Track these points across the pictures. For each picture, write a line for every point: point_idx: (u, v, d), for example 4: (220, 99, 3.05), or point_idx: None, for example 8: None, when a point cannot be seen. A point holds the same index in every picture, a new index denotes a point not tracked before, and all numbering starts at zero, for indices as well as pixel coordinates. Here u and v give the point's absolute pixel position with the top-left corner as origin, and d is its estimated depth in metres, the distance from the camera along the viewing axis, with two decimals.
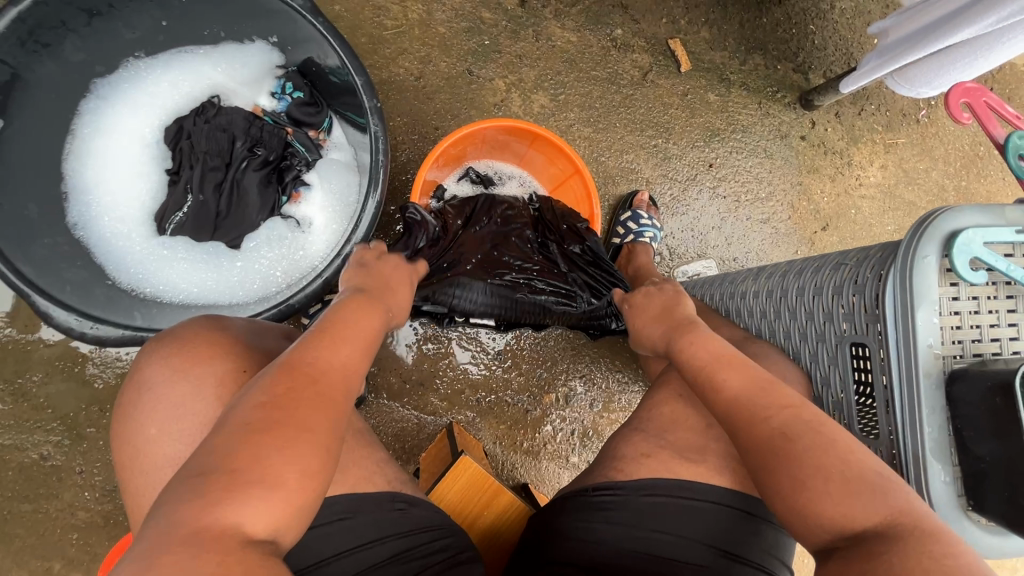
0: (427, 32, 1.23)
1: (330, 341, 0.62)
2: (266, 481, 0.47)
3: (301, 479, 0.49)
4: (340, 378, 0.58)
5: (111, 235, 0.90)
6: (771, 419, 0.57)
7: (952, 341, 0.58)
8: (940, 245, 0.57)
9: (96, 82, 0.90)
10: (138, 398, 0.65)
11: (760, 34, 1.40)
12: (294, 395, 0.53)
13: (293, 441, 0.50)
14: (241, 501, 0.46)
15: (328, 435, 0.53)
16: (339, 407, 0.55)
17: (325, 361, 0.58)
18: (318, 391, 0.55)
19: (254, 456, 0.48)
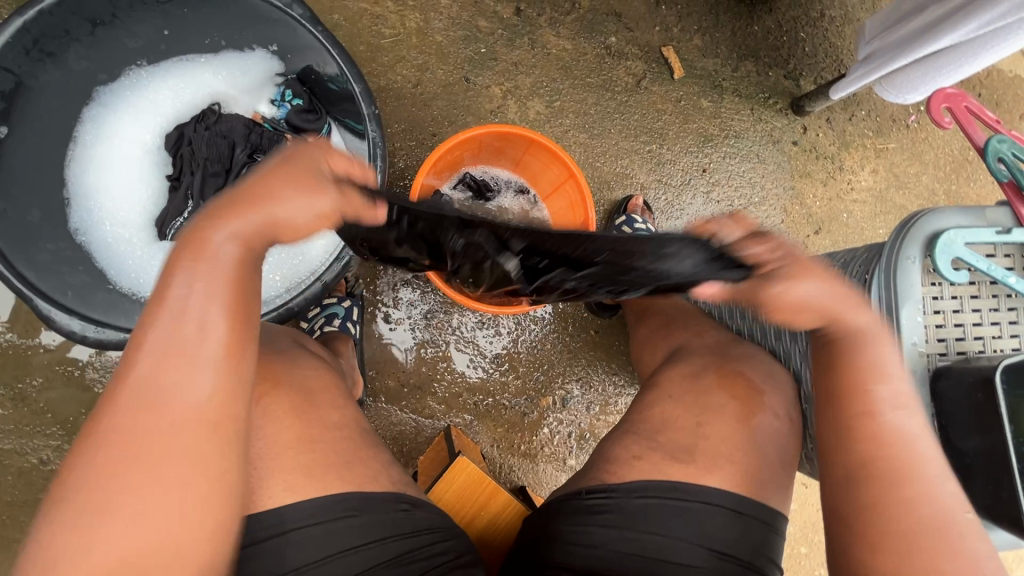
0: (424, 40, 1.25)
1: (167, 332, 0.46)
2: (42, 548, 0.43)
3: (140, 539, 0.44)
4: (147, 398, 0.45)
5: (112, 241, 0.91)
6: (872, 420, 0.54)
7: (936, 339, 0.59)
8: (923, 246, 0.59)
9: (98, 90, 0.91)
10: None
11: (752, 42, 1.43)
12: (107, 441, 0.44)
13: (120, 498, 0.44)
14: (61, 569, 0.42)
15: (178, 451, 0.45)
16: (183, 411, 0.46)
17: (163, 375, 0.46)
18: (147, 404, 0.45)
19: (82, 493, 0.44)
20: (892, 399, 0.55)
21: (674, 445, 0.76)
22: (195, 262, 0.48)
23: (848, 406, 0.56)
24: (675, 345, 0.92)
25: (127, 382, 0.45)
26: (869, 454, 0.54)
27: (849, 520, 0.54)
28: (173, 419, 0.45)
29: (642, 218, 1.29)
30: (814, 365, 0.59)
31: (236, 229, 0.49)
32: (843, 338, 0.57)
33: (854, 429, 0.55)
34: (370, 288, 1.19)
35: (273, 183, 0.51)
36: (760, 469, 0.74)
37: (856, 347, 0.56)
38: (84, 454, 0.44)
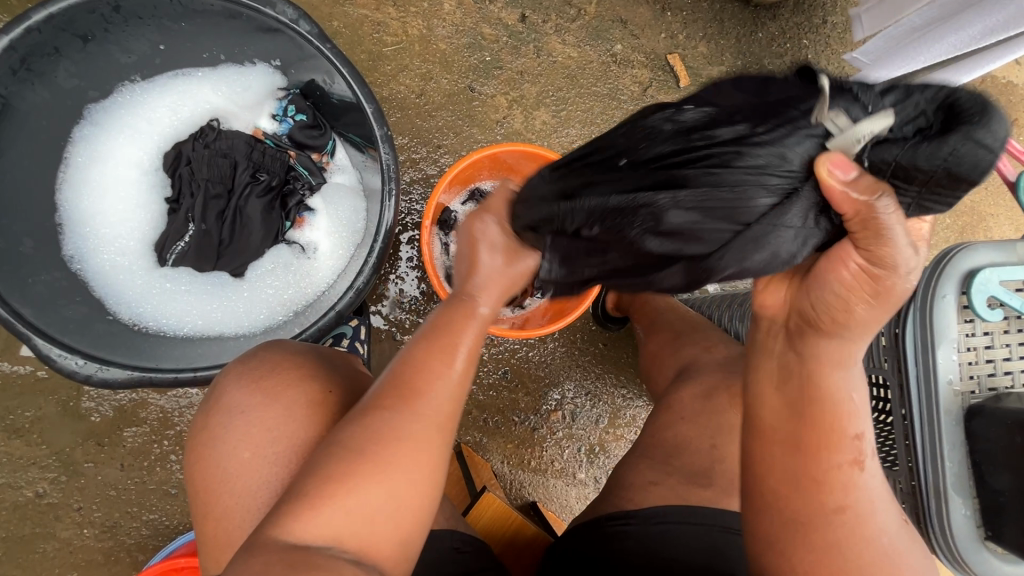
0: (427, 47, 1.21)
1: (443, 353, 0.59)
2: (300, 502, 0.52)
3: (380, 519, 0.53)
4: (418, 400, 0.56)
5: (110, 269, 0.87)
6: (829, 471, 0.52)
7: (968, 377, 0.59)
8: (959, 283, 0.58)
9: (88, 108, 0.87)
10: (228, 419, 0.67)
11: (756, 49, 1.42)
12: (380, 420, 0.55)
13: (364, 476, 0.52)
14: (303, 528, 0.50)
15: (407, 457, 0.54)
16: (416, 428, 0.55)
17: (433, 382, 0.57)
18: (396, 420, 0.55)
19: (333, 474, 0.52)
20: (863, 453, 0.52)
21: (695, 470, 0.75)
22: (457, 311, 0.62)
23: (823, 453, 0.52)
24: (681, 363, 0.91)
25: (407, 383, 0.57)
26: (835, 498, 0.52)
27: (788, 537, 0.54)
28: (433, 420, 0.56)
29: None
30: (790, 397, 0.53)
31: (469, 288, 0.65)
32: (811, 375, 0.52)
33: (818, 474, 0.52)
34: (377, 305, 1.13)
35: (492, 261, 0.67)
36: None
37: (826, 381, 0.52)
38: (354, 432, 0.55)
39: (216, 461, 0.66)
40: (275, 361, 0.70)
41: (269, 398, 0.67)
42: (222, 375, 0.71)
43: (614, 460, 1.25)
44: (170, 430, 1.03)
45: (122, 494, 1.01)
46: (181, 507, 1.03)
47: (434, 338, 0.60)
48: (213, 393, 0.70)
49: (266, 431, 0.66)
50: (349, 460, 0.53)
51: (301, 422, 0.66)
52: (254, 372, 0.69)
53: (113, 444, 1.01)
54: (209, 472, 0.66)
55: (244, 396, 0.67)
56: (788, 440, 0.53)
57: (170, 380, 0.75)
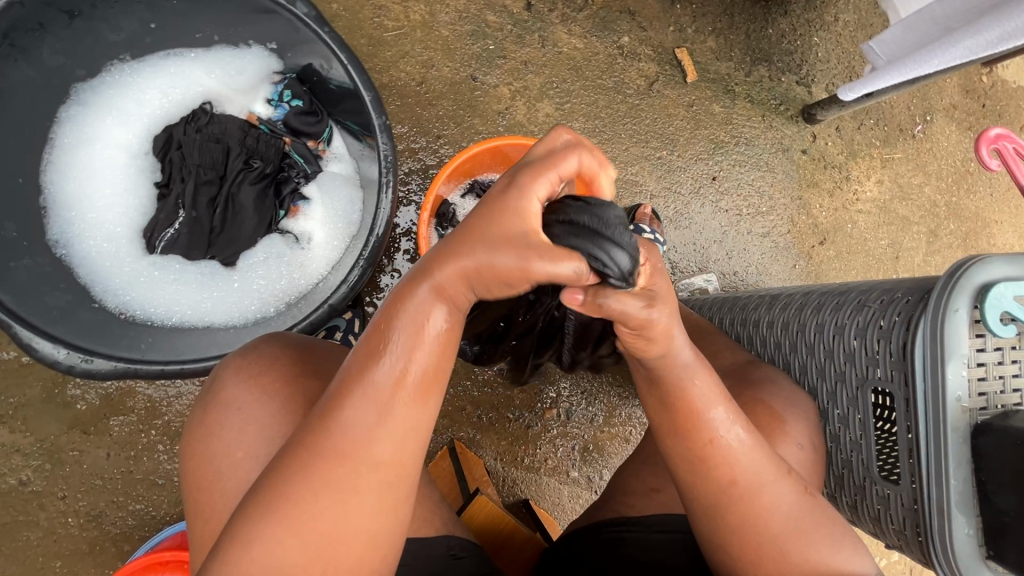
0: (429, 34, 1.18)
1: (392, 378, 0.49)
2: (235, 543, 0.48)
3: (312, 559, 0.48)
4: (355, 439, 0.49)
5: (96, 255, 0.84)
6: (706, 453, 0.57)
7: (977, 393, 0.58)
8: (972, 297, 0.57)
9: (75, 87, 0.83)
10: (225, 415, 0.65)
11: (765, 45, 1.39)
12: (304, 467, 0.49)
13: (292, 529, 0.48)
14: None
15: (340, 512, 0.49)
16: (349, 483, 0.49)
17: (374, 417, 0.49)
18: (325, 473, 0.48)
19: (262, 523, 0.48)
20: (723, 427, 0.56)
21: None
22: (414, 324, 0.49)
23: (696, 442, 0.57)
24: None
25: (338, 426, 0.49)
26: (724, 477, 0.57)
27: (719, 527, 0.58)
28: (370, 464, 0.49)
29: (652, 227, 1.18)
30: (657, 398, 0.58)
31: (446, 292, 0.49)
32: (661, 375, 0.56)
33: (699, 459, 0.57)
34: (371, 298, 1.11)
35: (488, 260, 0.47)
36: None
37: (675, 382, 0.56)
38: (280, 474, 0.49)
39: (211, 458, 0.64)
40: (273, 357, 0.68)
41: (268, 392, 0.66)
42: (222, 364, 0.70)
43: (608, 458, 1.24)
44: (158, 419, 1.01)
45: (108, 484, 0.99)
46: (168, 497, 1.01)
47: (379, 358, 0.49)
48: (212, 386, 0.68)
49: (265, 429, 0.64)
50: (276, 512, 0.48)
51: (300, 419, 0.64)
52: (248, 364, 0.67)
53: (99, 433, 1.00)
54: (205, 465, 0.64)
55: (239, 388, 0.66)
56: (677, 437, 0.58)
57: (155, 372, 0.72)
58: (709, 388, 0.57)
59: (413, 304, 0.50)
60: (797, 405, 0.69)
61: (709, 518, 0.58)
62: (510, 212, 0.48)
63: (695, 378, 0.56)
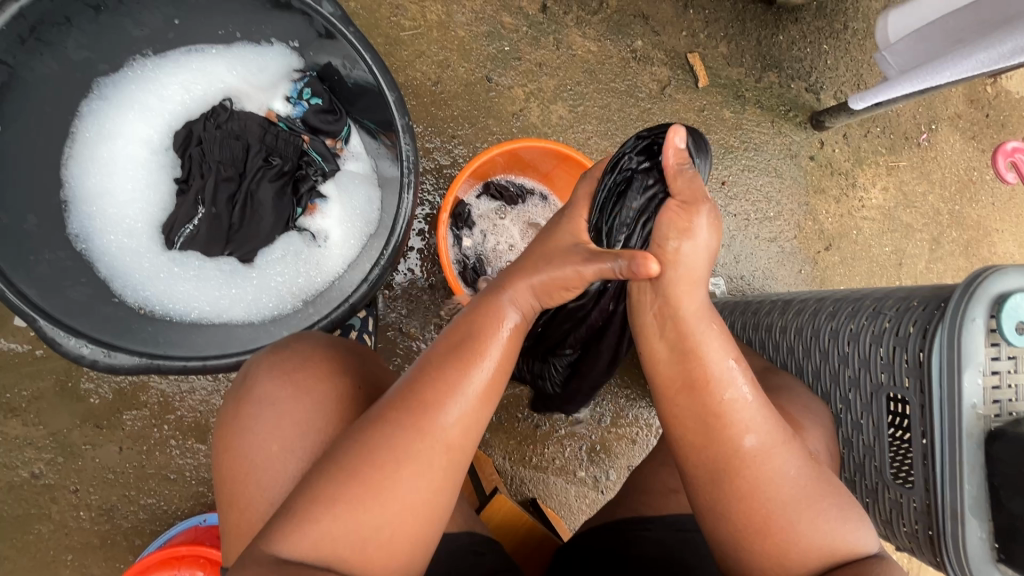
0: (446, 34, 1.18)
1: (464, 362, 0.58)
2: (310, 503, 0.53)
3: (380, 522, 0.54)
4: (434, 417, 0.56)
5: (117, 249, 0.84)
6: (719, 408, 0.58)
7: (991, 401, 0.59)
8: (990, 306, 0.58)
9: (98, 82, 0.83)
10: (260, 410, 0.67)
11: (776, 52, 1.41)
12: (382, 436, 0.55)
13: (362, 495, 0.54)
14: (303, 538, 0.52)
15: (407, 479, 0.54)
16: (419, 453, 0.55)
17: (452, 398, 0.57)
18: (399, 442, 0.55)
19: (334, 486, 0.54)
20: (737, 376, 0.59)
21: None
22: (488, 318, 0.60)
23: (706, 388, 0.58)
24: None
25: (416, 399, 0.56)
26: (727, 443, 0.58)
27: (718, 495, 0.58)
28: (440, 439, 0.56)
29: None
30: (669, 342, 0.60)
31: (516, 294, 0.62)
32: (671, 313, 0.60)
33: (709, 409, 0.58)
34: (384, 297, 1.12)
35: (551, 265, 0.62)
36: None
37: (688, 325, 0.59)
38: (363, 445, 0.55)
39: (244, 451, 0.66)
40: (305, 353, 0.69)
41: (301, 389, 0.67)
42: (247, 364, 0.71)
43: (615, 459, 1.26)
44: (171, 414, 1.02)
45: (120, 477, 1.00)
46: (180, 492, 1.02)
47: (458, 347, 0.59)
48: (246, 381, 0.69)
49: (298, 425, 0.66)
50: (351, 475, 0.54)
51: (331, 417, 0.66)
52: (277, 362, 0.69)
53: (112, 427, 1.00)
54: (235, 461, 0.66)
55: (270, 385, 0.67)
56: (681, 393, 0.60)
57: (178, 368, 0.73)
58: (717, 343, 0.59)
59: (488, 307, 0.61)
60: (813, 410, 0.70)
61: (718, 492, 0.58)
62: (562, 234, 0.66)
63: (709, 333, 0.59)
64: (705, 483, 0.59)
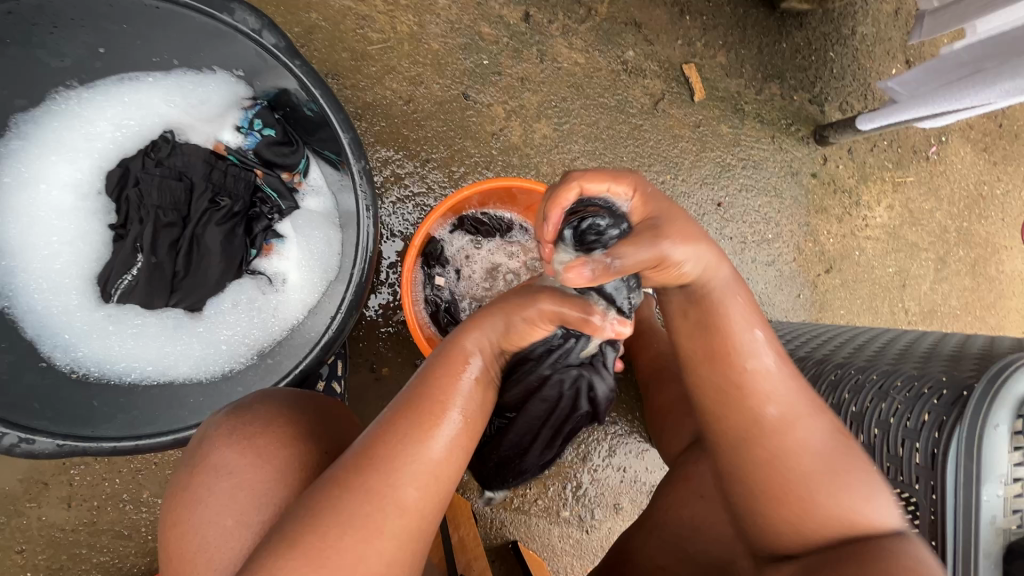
0: (418, 47, 1.08)
1: (426, 415, 0.54)
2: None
3: None
4: (390, 481, 0.50)
5: (44, 307, 0.76)
6: (741, 383, 0.54)
7: (1013, 511, 0.52)
8: (1015, 408, 0.51)
9: (16, 119, 0.74)
10: (215, 482, 0.55)
11: (778, 61, 1.31)
12: (336, 500, 0.49)
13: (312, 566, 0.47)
14: None
15: (360, 544, 0.48)
16: (376, 519, 0.49)
17: (410, 458, 0.51)
18: (354, 506, 0.49)
19: (282, 551, 0.47)
20: (764, 364, 0.54)
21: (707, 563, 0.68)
22: (448, 371, 0.57)
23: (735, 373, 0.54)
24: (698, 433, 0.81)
25: (373, 457, 0.51)
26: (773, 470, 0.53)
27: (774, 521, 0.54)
28: (399, 502, 0.50)
29: None
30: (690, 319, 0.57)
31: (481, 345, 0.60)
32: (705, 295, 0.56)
33: (740, 398, 0.54)
34: (353, 337, 1.04)
35: (513, 316, 0.61)
36: None
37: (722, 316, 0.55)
38: (313, 509, 0.49)
39: (194, 527, 0.54)
40: (273, 415, 0.59)
41: (262, 456, 0.56)
42: (205, 423, 0.60)
43: (601, 498, 1.20)
44: (122, 467, 0.95)
45: (70, 536, 0.93)
46: (135, 549, 0.95)
47: (418, 401, 0.55)
48: (199, 445, 0.58)
49: (259, 496, 0.54)
50: (301, 542, 0.48)
51: (300, 489, 0.55)
52: (239, 426, 0.57)
53: (58, 482, 0.93)
54: (181, 536, 0.54)
55: (228, 452, 0.56)
56: (704, 366, 0.56)
57: (106, 451, 0.66)
58: (739, 314, 0.56)
59: (451, 355, 0.58)
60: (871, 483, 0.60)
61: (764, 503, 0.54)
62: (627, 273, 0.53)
63: (755, 355, 0.54)
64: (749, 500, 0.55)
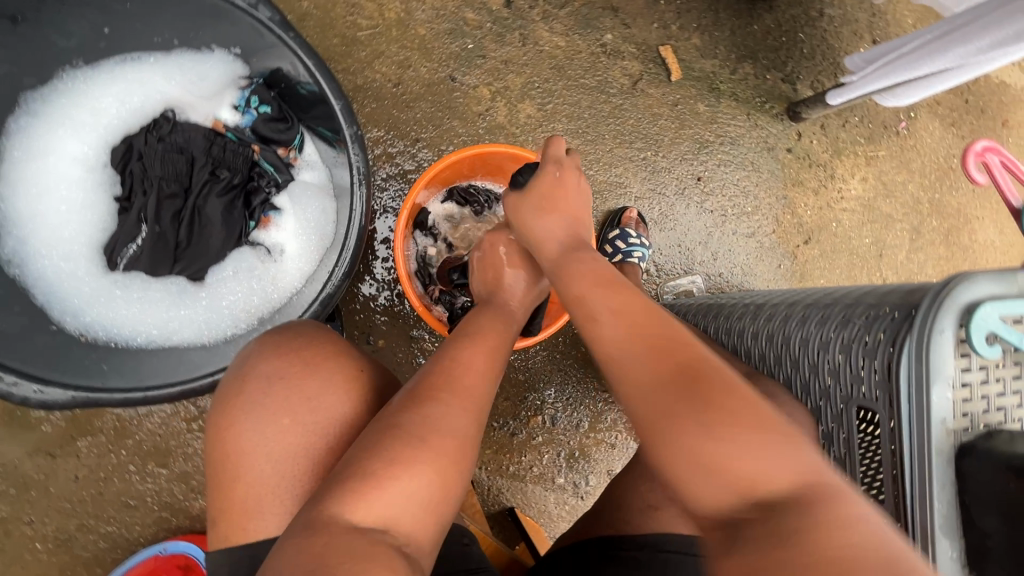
0: (405, 33, 1.14)
1: (483, 351, 0.63)
2: (357, 479, 0.51)
3: (424, 492, 0.52)
4: (471, 391, 0.58)
5: (53, 274, 0.80)
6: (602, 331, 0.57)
7: (961, 414, 0.57)
8: (957, 317, 0.56)
9: (25, 97, 0.79)
10: (260, 390, 0.60)
11: (751, 42, 1.37)
12: (427, 411, 0.55)
13: (415, 465, 0.52)
14: (357, 507, 0.49)
15: (452, 449, 0.54)
16: (463, 424, 0.56)
17: (479, 380, 0.59)
18: (446, 414, 0.55)
19: (387, 456, 0.52)
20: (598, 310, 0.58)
21: None
22: (487, 320, 0.69)
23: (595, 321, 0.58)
24: None
25: (455, 378, 0.58)
26: (637, 406, 0.51)
27: (672, 474, 0.48)
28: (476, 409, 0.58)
29: (638, 234, 1.20)
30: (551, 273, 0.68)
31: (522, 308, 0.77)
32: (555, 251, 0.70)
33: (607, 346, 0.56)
34: (349, 308, 1.08)
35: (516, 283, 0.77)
36: None
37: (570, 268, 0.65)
38: (410, 418, 0.54)
39: (244, 429, 0.59)
40: (313, 337, 0.64)
41: (310, 366, 0.61)
42: (244, 349, 0.65)
43: (594, 465, 1.23)
44: (128, 439, 0.98)
45: (77, 507, 0.96)
46: (141, 518, 0.98)
47: (469, 338, 0.65)
48: (243, 361, 0.63)
49: (311, 401, 0.60)
50: (406, 446, 0.52)
51: (348, 397, 0.62)
52: (280, 345, 0.63)
53: (66, 455, 0.96)
54: (224, 441, 0.59)
55: (271, 363, 0.61)
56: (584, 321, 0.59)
57: (116, 401, 0.70)
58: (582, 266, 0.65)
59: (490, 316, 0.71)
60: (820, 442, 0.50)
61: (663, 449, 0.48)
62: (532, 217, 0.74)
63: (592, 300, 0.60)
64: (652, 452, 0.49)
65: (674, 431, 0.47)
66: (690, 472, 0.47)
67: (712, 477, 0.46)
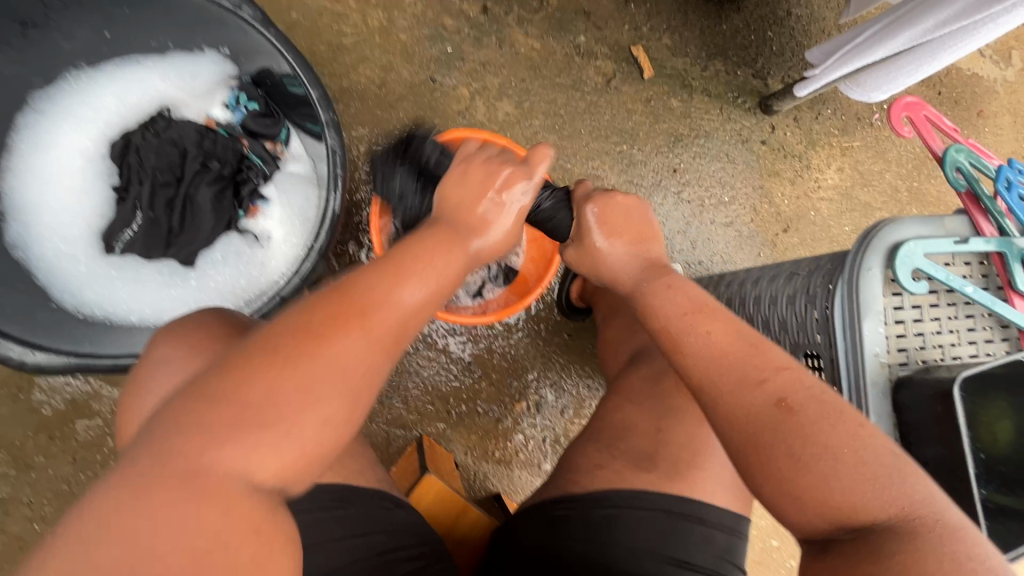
0: (388, 39, 1.21)
1: (409, 279, 0.56)
2: (206, 419, 0.44)
3: (300, 428, 0.46)
4: (380, 317, 0.52)
5: (53, 256, 0.87)
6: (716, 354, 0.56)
7: (896, 349, 0.63)
8: (884, 257, 0.61)
9: (35, 95, 0.87)
10: (154, 370, 0.62)
11: (720, 41, 1.43)
12: (320, 332, 0.49)
13: (288, 400, 0.46)
14: (199, 452, 0.43)
15: (334, 388, 0.48)
16: (358, 360, 0.50)
17: (390, 305, 0.53)
18: (342, 343, 0.49)
19: (254, 387, 0.46)
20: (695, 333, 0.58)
21: (639, 452, 0.71)
22: (446, 247, 0.62)
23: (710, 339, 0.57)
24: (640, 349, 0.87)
25: (363, 301, 0.52)
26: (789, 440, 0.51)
27: (791, 499, 0.51)
28: (385, 339, 0.52)
29: None
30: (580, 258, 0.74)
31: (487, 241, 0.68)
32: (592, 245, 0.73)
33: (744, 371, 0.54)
34: None
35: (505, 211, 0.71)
36: (721, 475, 0.69)
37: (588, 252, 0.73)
38: (301, 342, 0.48)
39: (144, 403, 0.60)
40: (208, 323, 0.66)
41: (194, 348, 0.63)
42: (156, 334, 0.67)
43: None
44: None
45: (74, 489, 1.00)
46: None
47: (412, 260, 0.59)
48: (145, 348, 0.66)
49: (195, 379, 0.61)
50: (283, 376, 0.47)
51: None
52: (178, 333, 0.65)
53: (65, 438, 1.00)
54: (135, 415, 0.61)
55: (171, 347, 0.63)
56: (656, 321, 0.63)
57: (108, 366, 0.77)
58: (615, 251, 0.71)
59: (446, 238, 0.64)
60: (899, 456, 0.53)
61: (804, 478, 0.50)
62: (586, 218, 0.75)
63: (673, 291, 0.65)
64: (783, 481, 0.51)
65: (823, 478, 0.49)
66: (819, 509, 0.49)
67: (856, 507, 0.48)
